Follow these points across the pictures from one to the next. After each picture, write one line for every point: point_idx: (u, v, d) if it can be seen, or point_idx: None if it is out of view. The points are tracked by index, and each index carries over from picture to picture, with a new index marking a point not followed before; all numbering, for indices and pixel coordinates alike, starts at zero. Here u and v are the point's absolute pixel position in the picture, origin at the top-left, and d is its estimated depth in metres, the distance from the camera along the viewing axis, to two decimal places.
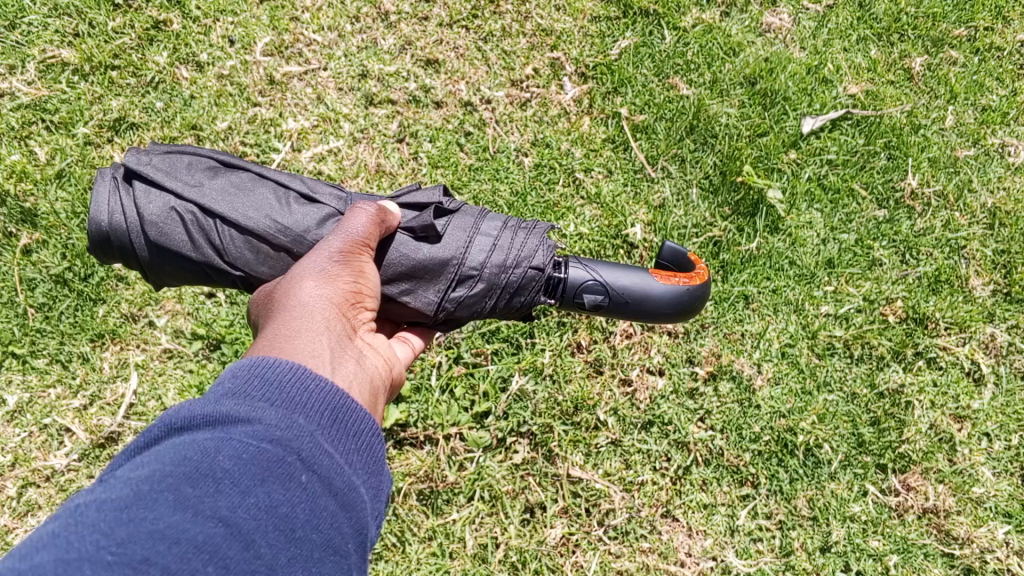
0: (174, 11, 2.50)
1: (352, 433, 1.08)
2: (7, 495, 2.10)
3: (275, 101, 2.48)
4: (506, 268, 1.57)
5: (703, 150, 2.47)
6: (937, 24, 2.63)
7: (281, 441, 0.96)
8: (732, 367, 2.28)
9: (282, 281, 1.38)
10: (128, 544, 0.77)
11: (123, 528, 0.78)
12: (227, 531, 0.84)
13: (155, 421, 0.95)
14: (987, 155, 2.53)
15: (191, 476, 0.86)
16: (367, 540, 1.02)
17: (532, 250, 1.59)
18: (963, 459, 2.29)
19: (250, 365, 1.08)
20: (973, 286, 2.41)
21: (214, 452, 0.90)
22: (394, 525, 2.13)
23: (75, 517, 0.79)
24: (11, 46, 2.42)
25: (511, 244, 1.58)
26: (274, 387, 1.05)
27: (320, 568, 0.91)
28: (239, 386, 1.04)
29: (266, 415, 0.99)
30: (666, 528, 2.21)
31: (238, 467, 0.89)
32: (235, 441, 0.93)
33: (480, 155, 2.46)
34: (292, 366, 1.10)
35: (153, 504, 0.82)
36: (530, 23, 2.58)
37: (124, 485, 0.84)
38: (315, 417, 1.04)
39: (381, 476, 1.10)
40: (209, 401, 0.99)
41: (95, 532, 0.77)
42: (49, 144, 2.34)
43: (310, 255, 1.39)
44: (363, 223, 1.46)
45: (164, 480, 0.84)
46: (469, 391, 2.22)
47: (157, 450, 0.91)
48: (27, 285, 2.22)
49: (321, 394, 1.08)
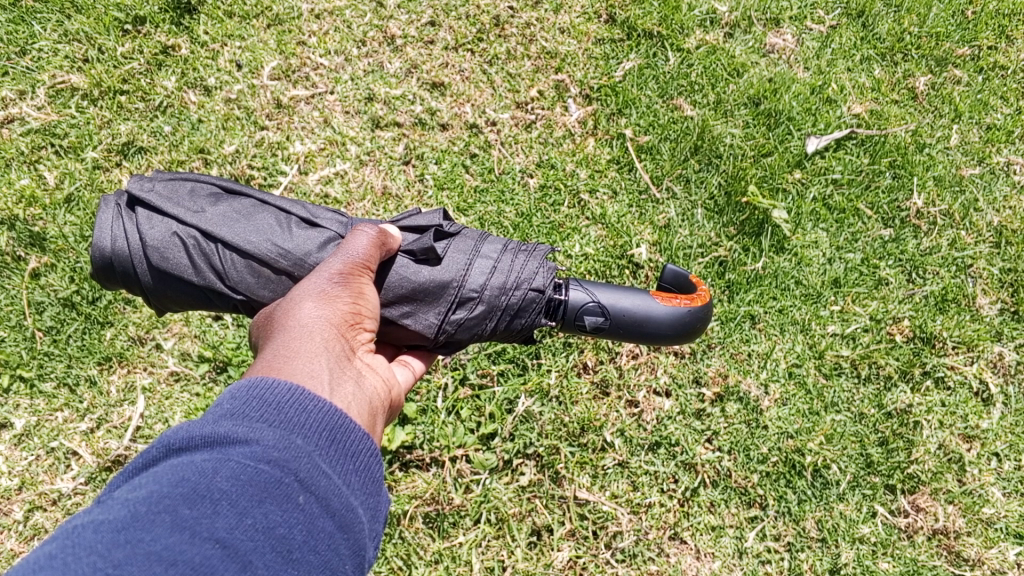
0: (182, 37, 2.54)
1: (350, 453, 1.08)
2: (13, 519, 2.09)
3: (283, 125, 2.50)
4: (507, 290, 1.57)
5: (708, 171, 2.48)
6: (940, 44, 2.65)
7: (279, 463, 0.96)
8: (739, 388, 2.27)
9: (282, 301, 1.38)
10: (126, 566, 0.77)
11: (121, 549, 0.78)
12: (225, 553, 0.84)
13: (155, 443, 0.96)
14: (991, 173, 2.53)
15: (189, 497, 0.86)
16: (364, 562, 1.03)
17: (532, 272, 1.59)
18: (973, 479, 2.26)
19: (249, 386, 1.09)
20: (980, 305, 2.40)
21: (211, 473, 0.91)
22: (400, 548, 2.11)
23: (73, 539, 0.79)
24: (21, 72, 2.46)
25: (511, 266, 1.59)
26: (272, 407, 1.05)
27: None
28: (238, 406, 1.04)
29: (264, 435, 1.00)
30: (673, 551, 2.19)
31: (236, 487, 0.90)
32: (233, 461, 0.93)
33: (486, 176, 2.47)
34: (291, 387, 1.10)
35: (151, 525, 0.82)
36: (535, 46, 2.62)
37: (123, 506, 0.84)
38: (313, 438, 1.04)
39: (379, 498, 1.10)
40: (207, 422, 1.00)
41: (93, 553, 0.77)
42: (59, 169, 2.36)
43: (311, 276, 1.40)
44: (363, 245, 1.47)
45: (162, 501, 0.85)
46: (474, 412, 2.21)
47: (155, 471, 0.91)
48: (35, 309, 2.23)
49: (320, 415, 1.08)
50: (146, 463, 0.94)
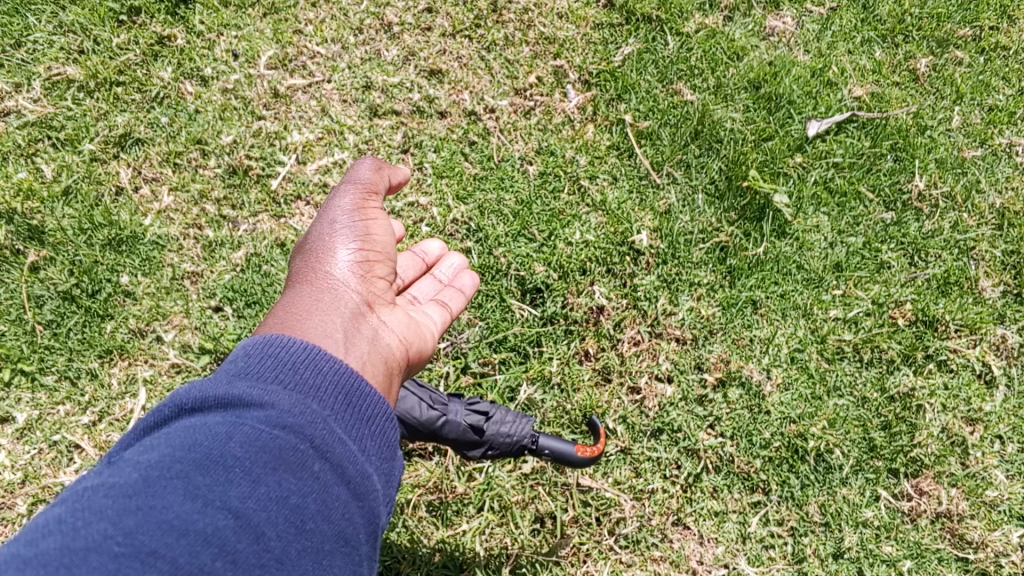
0: (178, 27, 2.55)
1: (365, 419, 1.13)
2: (17, 512, 2.06)
3: (281, 114, 2.49)
4: (481, 432, 1.97)
5: (708, 156, 2.48)
6: (942, 24, 2.69)
7: (294, 429, 1.01)
8: (741, 373, 2.26)
9: (307, 247, 1.53)
10: (135, 534, 0.81)
11: (130, 518, 0.82)
12: (237, 522, 0.88)
13: (169, 403, 1.01)
14: (993, 155, 2.53)
15: (201, 463, 0.91)
16: (378, 531, 1.06)
17: (502, 425, 1.98)
18: (976, 462, 2.23)
19: (266, 344, 1.15)
20: (983, 287, 2.39)
21: (224, 438, 0.95)
22: (404, 537, 2.10)
23: (83, 504, 0.84)
24: (17, 64, 2.46)
25: (487, 424, 1.98)
26: (288, 369, 1.12)
27: (330, 562, 0.95)
28: (254, 368, 1.10)
29: (280, 400, 1.04)
30: (677, 537, 2.16)
31: (249, 455, 0.94)
32: (246, 427, 0.98)
33: (485, 164, 2.45)
34: (306, 346, 1.17)
35: (161, 492, 0.86)
36: (533, 32, 2.64)
37: (135, 471, 0.89)
38: (328, 404, 1.10)
39: (394, 464, 1.15)
40: (223, 384, 1.05)
41: (102, 521, 0.81)
42: (56, 161, 2.35)
43: (325, 221, 1.54)
44: (361, 190, 1.59)
45: (174, 467, 0.90)
46: (477, 401, 2.21)
47: (167, 433, 0.96)
48: (35, 302, 2.21)
49: (335, 379, 1.14)
50: (164, 422, 0.99)
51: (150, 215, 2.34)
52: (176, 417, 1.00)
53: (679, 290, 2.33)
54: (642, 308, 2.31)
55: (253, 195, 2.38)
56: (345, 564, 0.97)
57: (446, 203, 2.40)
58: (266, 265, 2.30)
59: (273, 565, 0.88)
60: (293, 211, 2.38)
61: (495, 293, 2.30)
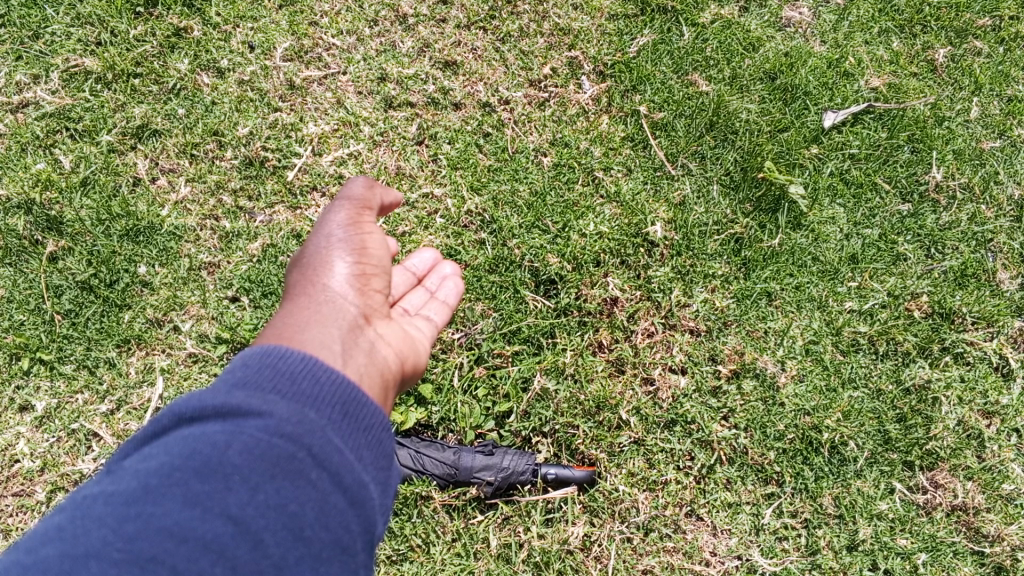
0: (195, 19, 2.58)
1: (364, 427, 1.27)
2: (36, 500, 2.09)
3: (296, 106, 2.50)
4: (494, 477, 2.09)
5: (724, 147, 2.47)
6: (960, 14, 2.69)
7: (293, 438, 1.15)
8: (755, 365, 2.25)
9: (304, 257, 1.58)
10: (135, 539, 1.00)
11: (131, 524, 1.02)
12: (235, 529, 1.05)
13: (172, 414, 1.18)
14: (1012, 146, 2.51)
15: (201, 472, 1.08)
16: (375, 535, 1.22)
17: (512, 467, 2.11)
18: (993, 455, 2.21)
19: (266, 357, 1.28)
20: (1001, 280, 2.37)
21: (224, 446, 1.10)
22: (419, 527, 2.10)
23: (95, 510, 1.05)
24: (35, 56, 2.51)
25: (499, 468, 2.10)
26: (286, 377, 1.24)
27: (327, 565, 1.11)
28: (254, 377, 1.23)
29: (277, 408, 1.18)
30: (690, 528, 2.15)
31: (247, 462, 1.10)
32: (245, 434, 1.13)
33: (499, 155, 2.46)
34: (304, 358, 1.29)
35: (161, 501, 1.05)
36: (548, 23, 2.65)
37: (138, 480, 1.08)
38: (327, 412, 1.23)
39: (390, 470, 1.29)
40: (224, 393, 1.19)
41: (105, 529, 1.02)
42: (74, 152, 2.38)
43: (324, 230, 1.60)
44: (357, 195, 1.65)
45: (175, 476, 1.07)
46: (491, 392, 2.21)
47: (168, 442, 1.13)
48: (54, 292, 2.24)
49: (332, 389, 1.27)
50: (173, 429, 1.16)
51: (167, 206, 2.35)
52: (177, 425, 1.17)
53: (693, 282, 2.33)
54: (656, 300, 2.31)
55: (269, 186, 2.39)
56: (342, 570, 1.13)
57: (460, 194, 2.40)
58: (282, 255, 2.31)
59: (270, 569, 1.05)
60: (309, 202, 2.39)
61: (508, 284, 2.30)
